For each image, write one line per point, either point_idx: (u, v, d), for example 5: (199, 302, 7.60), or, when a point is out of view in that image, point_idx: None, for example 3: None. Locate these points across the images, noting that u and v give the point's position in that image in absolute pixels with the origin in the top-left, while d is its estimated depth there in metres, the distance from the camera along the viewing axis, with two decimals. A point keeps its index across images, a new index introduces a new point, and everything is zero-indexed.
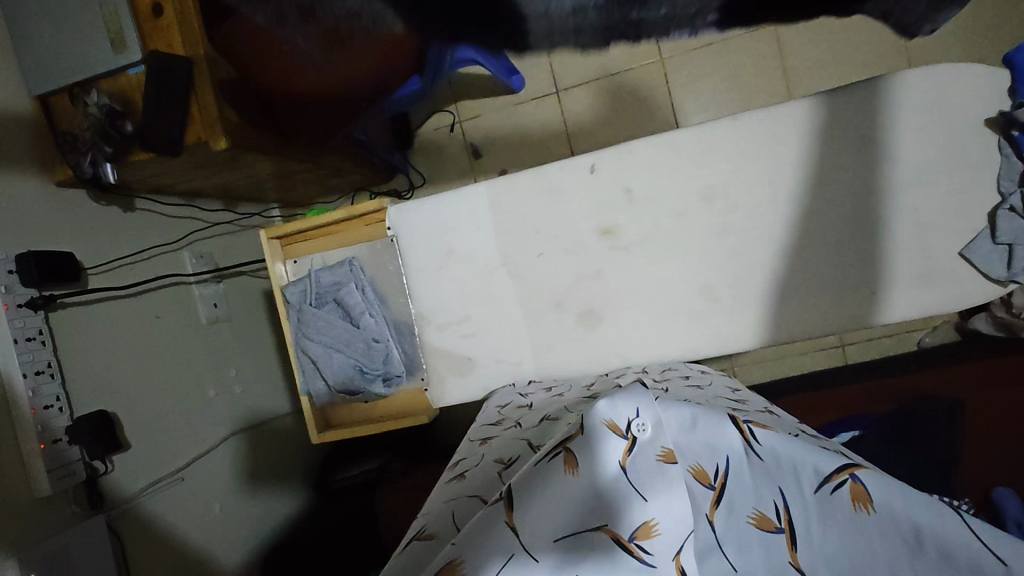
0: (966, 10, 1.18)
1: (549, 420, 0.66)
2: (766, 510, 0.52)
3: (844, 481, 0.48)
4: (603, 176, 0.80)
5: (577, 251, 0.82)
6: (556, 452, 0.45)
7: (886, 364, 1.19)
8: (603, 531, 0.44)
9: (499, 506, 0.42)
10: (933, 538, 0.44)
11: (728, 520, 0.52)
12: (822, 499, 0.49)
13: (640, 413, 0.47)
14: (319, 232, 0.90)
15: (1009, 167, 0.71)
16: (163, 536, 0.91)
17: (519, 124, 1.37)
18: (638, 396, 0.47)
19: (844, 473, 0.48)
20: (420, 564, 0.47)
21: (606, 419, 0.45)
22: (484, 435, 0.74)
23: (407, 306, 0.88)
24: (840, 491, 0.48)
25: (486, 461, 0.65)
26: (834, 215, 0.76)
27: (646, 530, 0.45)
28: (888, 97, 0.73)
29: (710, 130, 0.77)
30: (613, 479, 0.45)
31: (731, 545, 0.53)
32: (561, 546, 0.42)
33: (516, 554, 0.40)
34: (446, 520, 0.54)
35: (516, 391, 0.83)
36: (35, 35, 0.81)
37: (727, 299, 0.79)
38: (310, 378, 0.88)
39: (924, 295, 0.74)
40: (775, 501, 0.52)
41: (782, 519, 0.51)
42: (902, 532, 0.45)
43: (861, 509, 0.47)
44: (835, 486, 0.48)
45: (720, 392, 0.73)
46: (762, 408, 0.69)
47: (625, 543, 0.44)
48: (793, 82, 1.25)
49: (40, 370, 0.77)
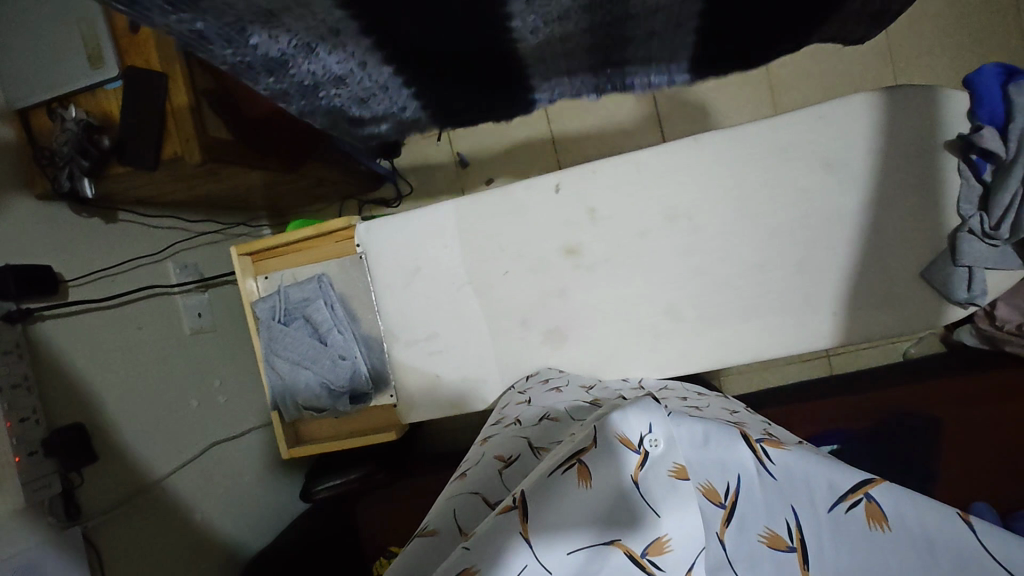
0: (951, 22, 1.17)
1: (552, 420, 0.66)
2: (777, 528, 0.49)
3: (859, 500, 0.46)
4: (567, 195, 0.81)
5: (541, 271, 0.83)
6: (570, 464, 0.45)
7: (870, 375, 1.19)
8: (615, 547, 0.43)
9: (513, 514, 0.43)
10: (949, 550, 0.42)
11: (739, 537, 0.49)
12: (836, 518, 0.46)
13: (653, 429, 0.47)
14: (289, 248, 0.92)
15: (968, 191, 0.72)
16: (139, 548, 0.91)
17: (506, 133, 1.37)
18: (651, 411, 0.47)
19: (858, 492, 0.46)
20: (430, 561, 0.48)
21: (619, 433, 0.46)
22: (486, 433, 0.73)
23: (376, 322, 0.89)
24: (854, 511, 0.46)
25: (485, 458, 0.64)
26: (798, 235, 0.76)
27: (658, 546, 0.44)
28: (845, 121, 0.74)
29: (672, 151, 0.78)
30: (625, 493, 0.45)
31: (742, 563, 0.49)
32: (575, 558, 0.42)
33: (530, 565, 0.40)
34: (448, 515, 0.54)
35: (517, 390, 0.81)
36: (9, 54, 0.82)
37: (691, 318, 0.80)
38: (279, 394, 0.88)
39: (885, 315, 0.75)
40: (788, 519, 0.48)
41: (795, 538, 0.48)
42: (917, 548, 0.43)
43: (875, 527, 0.44)
44: (850, 505, 0.46)
45: (718, 415, 0.70)
46: (763, 430, 0.66)
47: (638, 558, 0.43)
48: (779, 93, 1.25)
49: (17, 383, 0.78)
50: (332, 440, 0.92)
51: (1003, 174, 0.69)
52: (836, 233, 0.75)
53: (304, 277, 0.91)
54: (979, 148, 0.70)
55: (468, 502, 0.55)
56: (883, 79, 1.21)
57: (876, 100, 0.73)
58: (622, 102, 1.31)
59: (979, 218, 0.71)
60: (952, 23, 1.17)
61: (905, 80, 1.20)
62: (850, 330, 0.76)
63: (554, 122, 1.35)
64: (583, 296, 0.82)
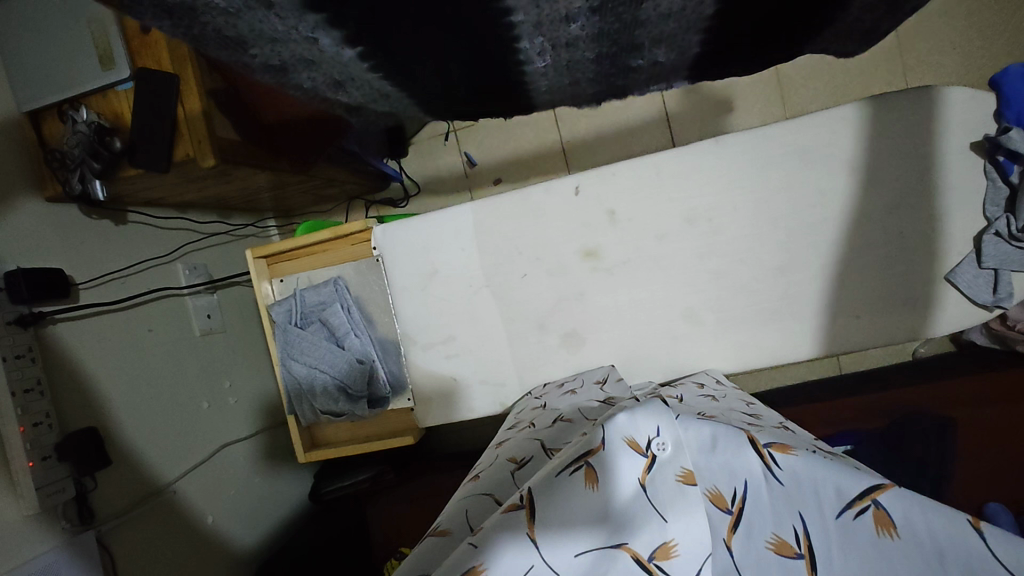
0: (964, 21, 1.16)
1: (565, 422, 0.65)
2: (785, 535, 0.48)
3: (867, 507, 0.45)
4: (586, 197, 0.80)
5: (559, 274, 0.82)
6: (578, 465, 0.44)
7: (883, 374, 1.18)
8: (625, 550, 0.42)
9: (521, 514, 0.41)
10: (956, 557, 0.40)
11: (747, 544, 0.49)
12: (843, 524, 0.46)
13: (661, 432, 0.47)
14: (305, 251, 0.91)
15: (995, 192, 0.71)
16: (152, 551, 0.91)
17: (514, 133, 1.37)
18: (660, 413, 0.48)
19: (866, 498, 0.45)
20: (438, 559, 0.47)
21: (626, 435, 0.46)
22: (501, 437, 0.72)
23: (392, 326, 0.88)
24: (863, 518, 0.45)
25: (499, 460, 0.64)
26: (819, 238, 0.75)
27: (666, 551, 0.43)
28: (868, 124, 0.73)
29: (692, 154, 0.77)
30: (632, 496, 0.45)
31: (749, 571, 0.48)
32: (582, 561, 0.41)
33: (536, 565, 0.39)
34: (460, 517, 0.53)
35: (533, 395, 0.80)
36: (21, 54, 0.80)
37: (711, 321, 0.79)
38: (296, 398, 0.87)
39: (907, 317, 0.75)
40: (795, 527, 0.48)
41: (803, 545, 0.47)
42: (925, 556, 0.41)
43: (884, 535, 0.43)
44: (858, 512, 0.45)
45: (734, 405, 0.71)
46: (778, 424, 0.67)
47: (646, 563, 0.42)
48: (789, 92, 1.24)
49: (29, 388, 0.77)
50: (345, 443, 0.92)
51: None
52: (856, 235, 0.75)
53: (320, 280, 0.91)
54: (1007, 150, 0.68)
55: (487, 500, 0.55)
56: (892, 78, 1.20)
57: (902, 103, 0.72)
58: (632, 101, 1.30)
59: (1007, 221, 0.69)
60: (966, 21, 1.16)
61: (916, 79, 1.19)
62: (869, 332, 0.76)
63: (561, 122, 1.34)
64: (601, 299, 0.82)
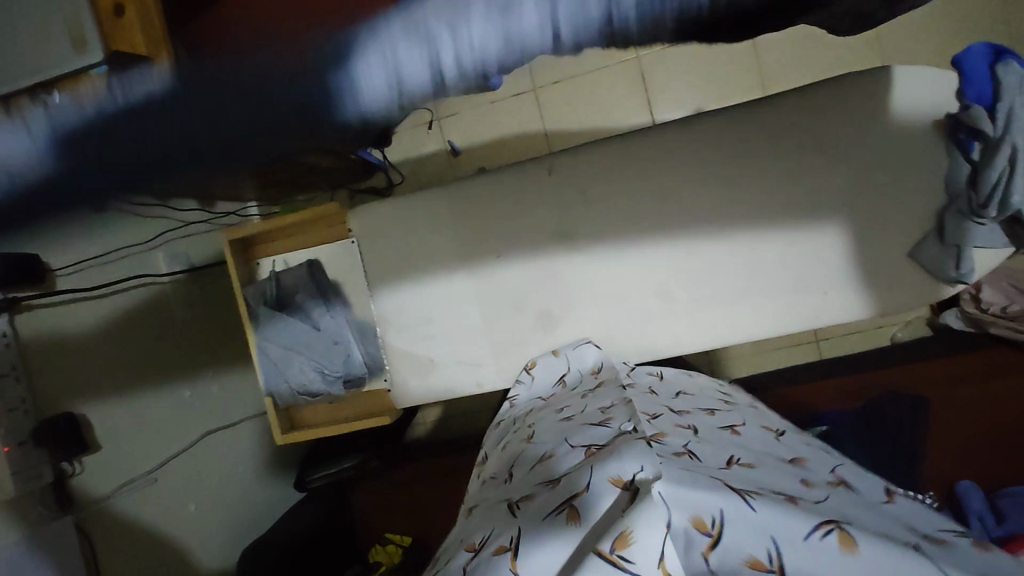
0: (937, 9, 1.18)
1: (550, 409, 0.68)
2: (757, 552, 0.38)
3: (832, 529, 0.39)
4: (560, 178, 0.81)
5: (534, 255, 0.83)
6: (562, 509, 0.46)
7: (862, 357, 1.20)
8: (594, 554, 0.39)
9: (506, 558, 0.46)
10: None
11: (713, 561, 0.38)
12: (811, 546, 0.38)
13: (645, 467, 0.43)
14: (280, 235, 0.92)
15: (953, 167, 0.72)
16: (133, 537, 0.91)
17: (495, 121, 1.37)
18: (646, 451, 0.45)
19: (832, 521, 0.39)
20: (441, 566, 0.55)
21: (612, 476, 0.44)
22: (494, 436, 0.73)
23: (367, 305, 0.89)
24: (828, 539, 0.38)
25: (493, 455, 0.69)
26: (789, 217, 0.76)
27: (624, 540, 0.39)
28: (836, 104, 0.74)
29: (663, 135, 0.78)
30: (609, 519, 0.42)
31: None
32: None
33: None
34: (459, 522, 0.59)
35: (523, 381, 0.80)
36: None
37: (684, 300, 0.80)
38: (272, 378, 0.87)
39: (875, 296, 0.76)
40: (768, 547, 0.39)
41: (775, 562, 0.38)
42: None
43: (849, 554, 0.37)
44: (824, 532, 0.39)
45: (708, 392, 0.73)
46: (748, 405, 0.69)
47: (609, 555, 0.39)
48: (768, 79, 1.25)
49: (4, 373, 0.77)
50: (320, 426, 0.93)
51: (990, 152, 0.65)
52: (830, 215, 0.76)
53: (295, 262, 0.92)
54: (966, 126, 0.68)
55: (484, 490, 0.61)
56: (869, 64, 1.22)
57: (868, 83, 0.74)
58: (613, 88, 1.31)
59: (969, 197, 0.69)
60: (940, 10, 1.18)
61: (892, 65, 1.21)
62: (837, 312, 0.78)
63: (543, 110, 1.35)
64: (575, 279, 0.82)
